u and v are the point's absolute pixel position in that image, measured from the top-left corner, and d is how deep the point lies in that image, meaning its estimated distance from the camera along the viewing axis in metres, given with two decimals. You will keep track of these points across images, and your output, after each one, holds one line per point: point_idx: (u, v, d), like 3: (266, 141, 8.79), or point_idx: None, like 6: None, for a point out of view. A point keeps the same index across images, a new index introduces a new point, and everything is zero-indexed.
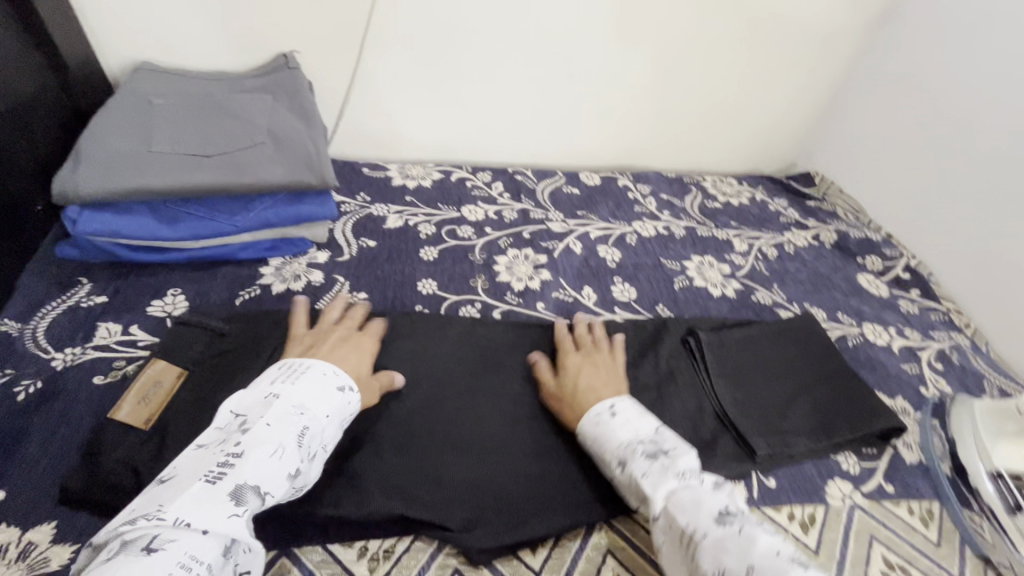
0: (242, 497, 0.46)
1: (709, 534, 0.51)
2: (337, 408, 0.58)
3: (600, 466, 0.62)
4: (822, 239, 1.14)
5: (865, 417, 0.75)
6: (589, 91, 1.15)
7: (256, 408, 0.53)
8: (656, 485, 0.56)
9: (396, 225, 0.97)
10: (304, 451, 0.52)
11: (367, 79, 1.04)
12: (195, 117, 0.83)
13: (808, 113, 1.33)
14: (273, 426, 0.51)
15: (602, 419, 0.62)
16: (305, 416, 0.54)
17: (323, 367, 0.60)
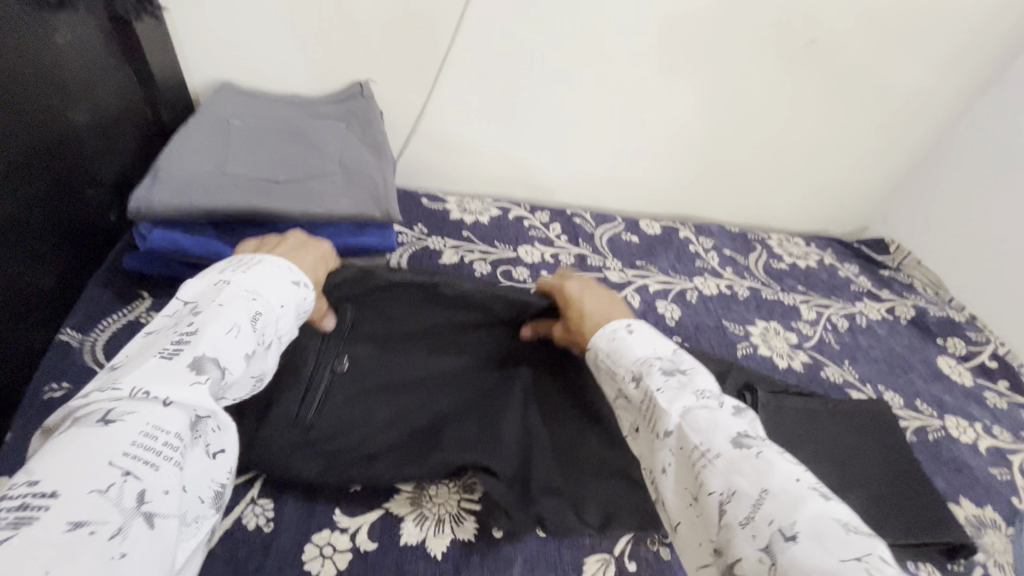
0: (205, 368, 0.42)
1: (722, 455, 0.45)
2: (293, 300, 0.53)
3: (610, 381, 0.56)
4: (897, 313, 1.06)
5: (928, 529, 0.67)
6: (659, 139, 1.13)
7: (207, 293, 0.48)
8: (673, 400, 0.50)
9: (452, 261, 0.96)
10: (260, 335, 0.48)
11: (438, 112, 1.04)
12: (270, 141, 0.83)
13: (886, 178, 1.27)
14: (226, 306, 0.46)
15: (617, 337, 0.58)
16: (258, 303, 0.49)
17: (277, 266, 0.54)
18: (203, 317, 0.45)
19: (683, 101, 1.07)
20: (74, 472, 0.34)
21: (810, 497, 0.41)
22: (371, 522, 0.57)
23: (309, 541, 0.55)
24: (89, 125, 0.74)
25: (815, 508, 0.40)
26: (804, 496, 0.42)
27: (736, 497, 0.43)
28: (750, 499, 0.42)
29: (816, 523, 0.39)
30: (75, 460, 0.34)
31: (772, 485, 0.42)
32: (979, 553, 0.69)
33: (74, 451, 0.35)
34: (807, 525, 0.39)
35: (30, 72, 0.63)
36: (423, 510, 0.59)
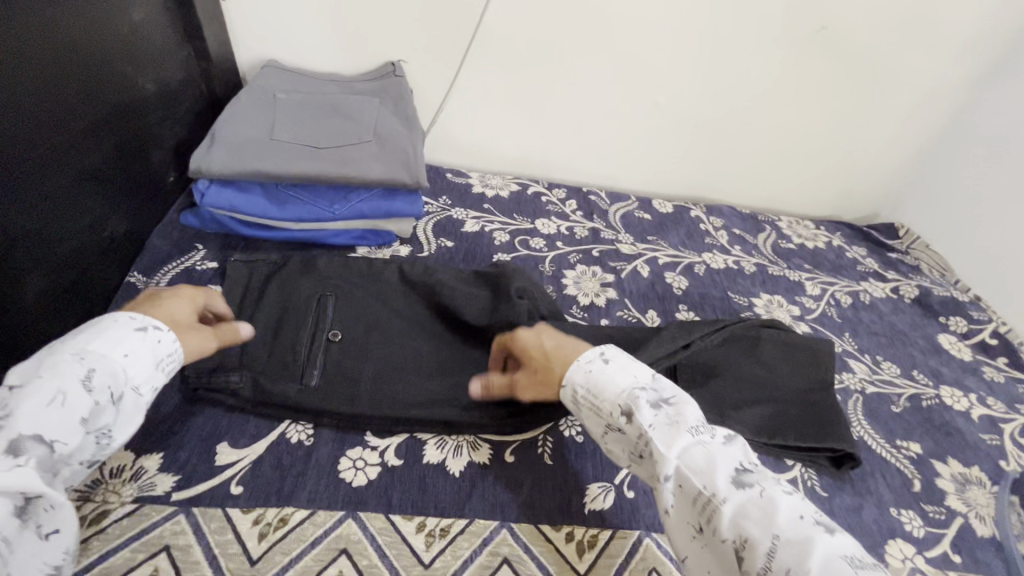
0: (21, 449, 0.43)
1: (729, 500, 0.48)
2: (143, 346, 0.54)
3: (596, 416, 0.59)
4: (901, 292, 1.10)
5: (820, 437, 0.72)
6: (674, 122, 1.18)
7: (24, 369, 0.48)
8: (668, 441, 0.52)
9: (473, 229, 1.03)
10: (99, 392, 0.49)
11: (463, 92, 1.11)
12: (312, 113, 0.91)
13: (898, 165, 1.30)
14: (45, 376, 0.47)
15: (594, 369, 0.60)
16: (87, 359, 0.50)
17: (121, 316, 0.55)
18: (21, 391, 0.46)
19: (699, 87, 1.12)
20: None
21: (815, 533, 0.45)
22: (397, 444, 0.64)
23: (342, 456, 0.62)
24: (155, 92, 0.82)
25: (822, 548, 0.44)
26: (809, 534, 0.45)
27: (748, 545, 0.46)
28: (763, 547, 0.45)
29: (825, 564, 0.43)
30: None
31: (781, 530, 0.45)
32: (962, 505, 0.73)
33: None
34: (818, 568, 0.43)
35: (105, 47, 0.71)
36: (443, 437, 0.66)
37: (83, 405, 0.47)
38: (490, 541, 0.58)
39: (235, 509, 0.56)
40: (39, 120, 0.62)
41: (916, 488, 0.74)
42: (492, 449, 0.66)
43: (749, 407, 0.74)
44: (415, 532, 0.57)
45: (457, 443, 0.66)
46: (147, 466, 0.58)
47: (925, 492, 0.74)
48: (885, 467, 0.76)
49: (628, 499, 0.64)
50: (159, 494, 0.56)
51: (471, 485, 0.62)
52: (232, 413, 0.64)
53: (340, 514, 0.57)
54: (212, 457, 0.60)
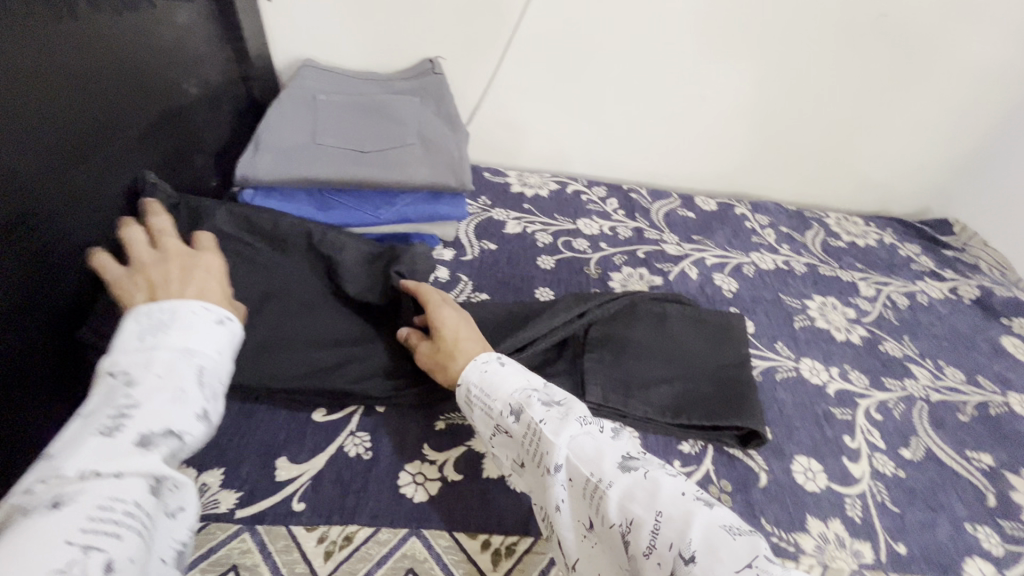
0: (153, 440, 0.42)
1: (614, 484, 0.48)
2: (228, 341, 0.51)
3: (489, 419, 0.58)
4: (960, 292, 1.05)
5: (721, 413, 0.70)
6: (719, 116, 1.14)
7: (131, 356, 0.46)
8: (557, 431, 0.52)
9: (515, 231, 1.00)
10: (206, 388, 0.47)
11: (502, 89, 1.08)
12: (353, 114, 0.90)
13: (951, 157, 1.24)
14: (163, 373, 0.45)
15: (489, 369, 0.60)
16: (194, 356, 0.47)
17: (194, 305, 0.51)
18: (138, 387, 0.44)
19: (747, 80, 1.08)
20: (29, 558, 0.34)
21: (695, 508, 0.45)
22: (456, 457, 0.63)
23: (402, 470, 0.61)
24: (198, 96, 0.81)
25: (702, 518, 0.44)
26: (690, 508, 0.45)
27: (634, 525, 0.45)
28: (648, 527, 0.45)
29: (706, 536, 0.43)
30: (27, 553, 0.34)
31: (662, 506, 0.46)
32: None
33: (30, 539, 0.35)
34: (700, 541, 0.43)
35: (142, 47, 0.68)
36: None
37: (198, 400, 0.46)
38: (558, 560, 0.56)
39: (299, 526, 0.55)
40: (81, 135, 0.60)
41: (990, 503, 0.71)
42: None
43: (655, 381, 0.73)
44: (480, 551, 0.56)
45: None
46: (209, 482, 0.58)
47: (1000, 507, 0.70)
48: (956, 480, 0.73)
49: None
50: (223, 512, 0.55)
51: (533, 502, 0.60)
52: (289, 426, 0.64)
53: (404, 532, 0.56)
54: (273, 472, 0.59)
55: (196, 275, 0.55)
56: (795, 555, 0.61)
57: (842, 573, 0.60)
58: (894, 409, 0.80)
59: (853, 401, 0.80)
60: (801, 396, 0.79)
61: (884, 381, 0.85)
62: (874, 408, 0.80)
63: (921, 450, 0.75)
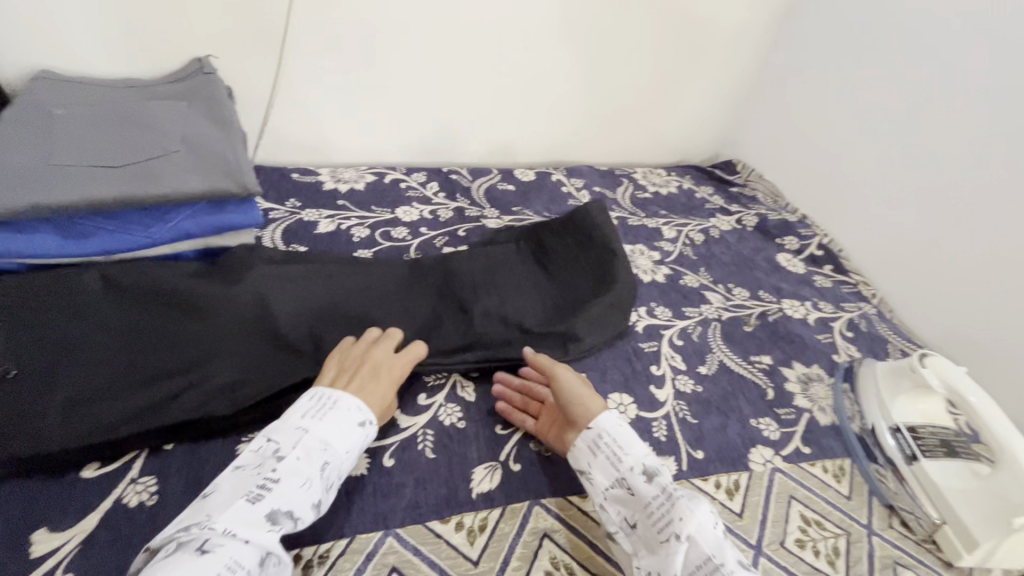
0: (277, 518, 0.48)
1: (735, 572, 0.50)
2: (360, 442, 0.57)
3: (610, 464, 0.60)
4: (744, 222, 1.21)
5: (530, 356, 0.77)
6: (521, 89, 1.18)
7: (288, 437, 0.53)
8: (694, 505, 0.55)
9: (328, 229, 0.96)
10: (329, 481, 0.53)
11: (291, 84, 1.02)
12: (102, 127, 0.79)
13: (725, 106, 1.42)
14: (303, 459, 0.52)
15: (623, 424, 0.63)
16: (328, 450, 0.53)
17: (351, 402, 0.58)
18: (283, 464, 0.51)
19: (536, 49, 1.13)
20: None
21: None
22: None
23: None
24: None
25: None
26: None
27: None
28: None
29: None
30: None
31: None
32: (807, 402, 0.83)
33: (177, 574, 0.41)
34: None
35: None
36: None
37: (317, 491, 0.51)
38: (375, 554, 0.55)
39: None
40: None
41: (770, 397, 0.82)
42: (370, 457, 0.63)
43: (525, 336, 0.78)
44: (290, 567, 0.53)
45: None
46: None
47: (777, 398, 0.82)
48: (743, 383, 0.84)
49: (515, 473, 0.65)
50: None
51: (349, 502, 0.59)
52: (52, 493, 0.55)
53: None
54: (27, 548, 0.51)
55: (375, 380, 0.62)
56: None
57: None
58: (693, 333, 0.90)
59: (659, 334, 0.89)
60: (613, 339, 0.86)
61: (684, 310, 0.95)
62: (676, 336, 0.89)
63: (714, 364, 0.85)
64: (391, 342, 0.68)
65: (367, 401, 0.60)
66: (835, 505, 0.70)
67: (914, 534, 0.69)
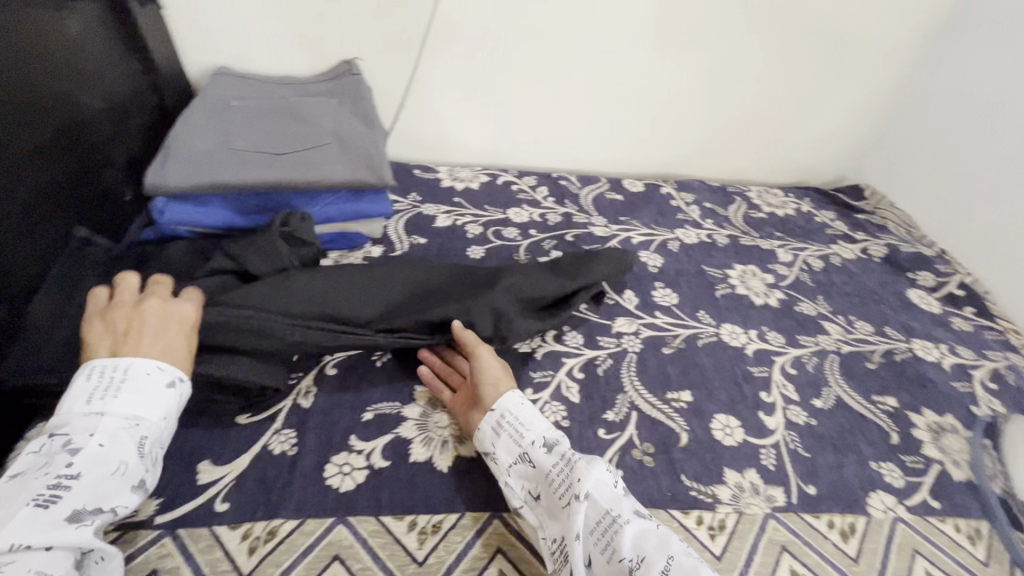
0: (81, 516, 0.47)
1: (630, 522, 0.54)
2: (174, 404, 0.57)
3: (510, 439, 0.61)
4: (870, 252, 1.12)
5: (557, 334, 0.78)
6: (639, 100, 1.18)
7: (80, 424, 0.51)
8: (589, 467, 0.57)
9: (445, 224, 1.02)
10: (145, 456, 0.53)
11: (423, 87, 1.10)
12: (268, 118, 0.89)
13: (855, 126, 1.33)
14: (105, 445, 0.51)
15: (525, 402, 0.64)
16: (139, 425, 0.53)
17: (147, 365, 0.56)
18: (80, 457, 0.49)
19: (659, 63, 1.13)
20: None
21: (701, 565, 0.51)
22: (384, 445, 0.64)
23: (328, 462, 0.62)
24: (101, 110, 0.79)
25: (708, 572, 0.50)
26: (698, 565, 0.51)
27: (645, 562, 0.51)
28: (659, 565, 0.50)
29: None
30: None
31: (674, 552, 0.51)
32: (938, 453, 0.75)
33: None
34: None
35: (24, 66, 0.65)
36: (430, 434, 0.66)
37: (134, 472, 0.52)
38: (482, 533, 0.58)
39: (223, 526, 0.55)
40: None
41: (894, 441, 0.76)
42: None
43: (520, 316, 0.76)
44: (406, 531, 0.57)
45: (443, 439, 0.66)
46: None
47: (903, 444, 0.76)
48: (863, 423, 0.78)
49: None
50: (142, 519, 0.55)
51: (460, 479, 0.62)
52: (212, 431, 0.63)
53: (330, 521, 0.57)
54: (194, 475, 0.59)
55: (166, 334, 0.59)
56: (712, 505, 0.64)
57: (756, 517, 0.64)
58: (807, 363, 0.85)
59: (770, 359, 0.85)
60: (721, 359, 0.83)
61: (798, 338, 0.90)
62: (788, 364, 0.85)
63: (831, 398, 0.80)
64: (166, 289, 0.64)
65: (166, 358, 0.58)
66: (969, 569, 0.63)
67: None
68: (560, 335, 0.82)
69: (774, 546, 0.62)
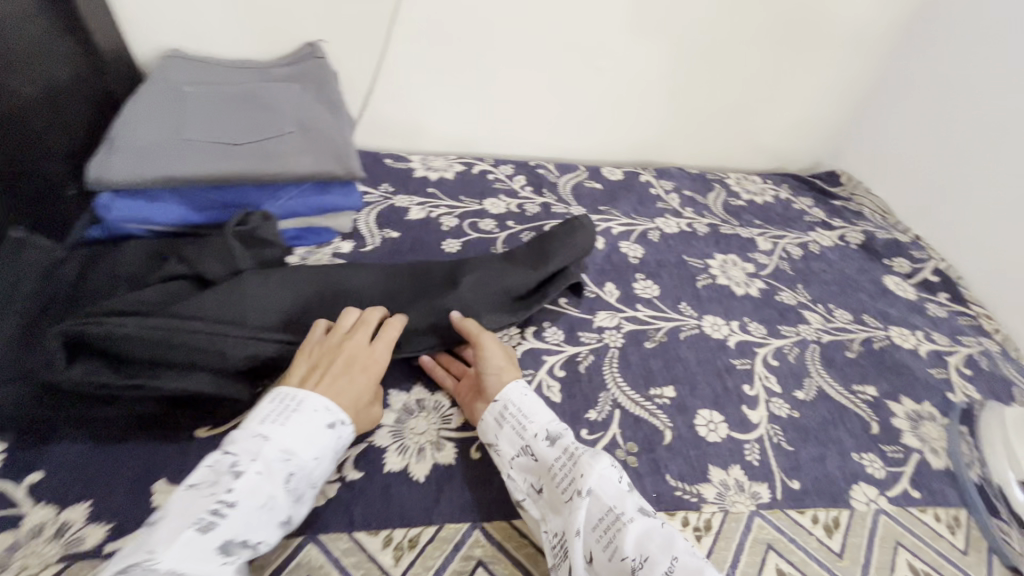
0: (231, 550, 0.46)
1: (634, 520, 0.51)
2: (328, 446, 0.55)
3: (513, 432, 0.60)
4: (848, 239, 1.12)
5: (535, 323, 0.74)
6: (618, 85, 1.15)
7: (246, 449, 0.50)
8: (593, 462, 0.55)
9: (419, 216, 0.97)
10: (292, 493, 0.51)
11: (392, 72, 1.04)
12: (225, 105, 0.83)
13: (831, 112, 1.33)
14: (262, 476, 0.49)
15: (528, 394, 0.63)
16: (291, 461, 0.51)
17: (318, 402, 0.56)
18: (241, 482, 0.48)
19: (637, 46, 1.10)
20: None
21: (707, 567, 0.48)
22: (356, 456, 0.61)
23: None
24: (34, 94, 0.71)
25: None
26: (704, 568, 0.48)
27: (649, 563, 0.48)
28: (662, 567, 0.48)
29: None
30: None
31: (680, 555, 0.49)
32: (917, 442, 0.76)
33: None
34: None
35: None
36: (406, 442, 0.63)
37: (281, 510, 0.50)
38: (462, 545, 0.55)
39: None
40: None
41: (874, 431, 0.76)
42: (457, 448, 0.63)
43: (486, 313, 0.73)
44: (382, 548, 0.54)
45: (419, 447, 0.62)
46: (71, 518, 0.52)
47: (883, 433, 0.76)
48: (845, 413, 0.78)
49: None
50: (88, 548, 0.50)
51: (437, 490, 0.59)
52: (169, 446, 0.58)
53: (300, 540, 0.53)
54: (149, 495, 0.54)
55: (346, 376, 0.59)
56: (697, 505, 0.63)
57: (741, 516, 0.63)
58: (789, 354, 0.85)
59: (752, 351, 0.84)
60: (703, 352, 0.82)
61: (780, 329, 0.89)
62: (770, 355, 0.84)
63: (813, 389, 0.80)
64: (364, 332, 0.64)
65: (337, 399, 0.57)
66: (950, 559, 0.63)
67: None
68: (540, 331, 0.79)
69: (759, 545, 0.61)
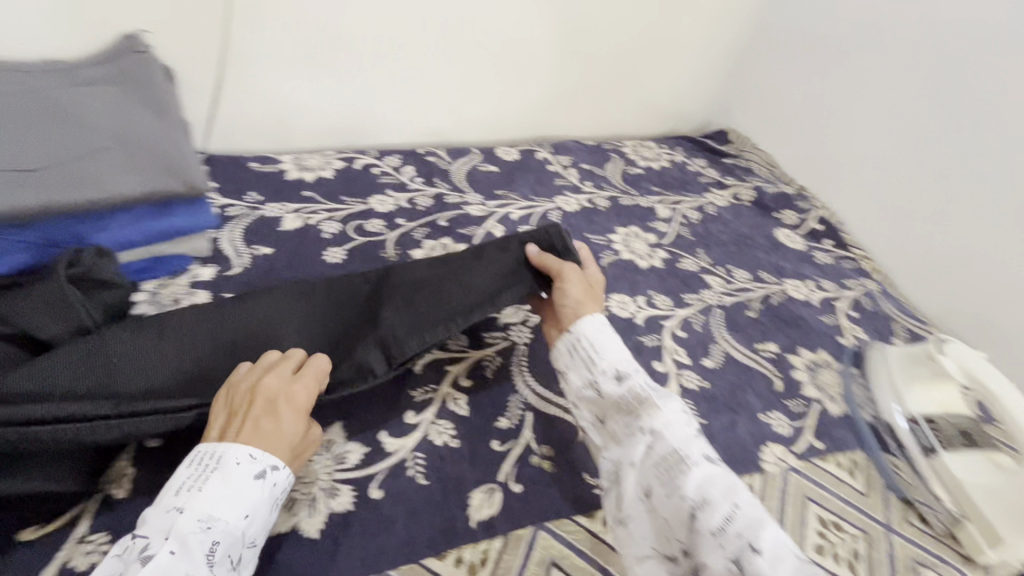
0: None
1: (699, 465, 0.51)
2: (262, 498, 0.47)
3: (577, 367, 0.62)
4: (740, 197, 1.15)
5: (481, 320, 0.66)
6: (501, 59, 1.10)
7: (156, 526, 0.44)
8: (666, 404, 0.56)
9: (294, 226, 0.87)
10: (221, 564, 0.44)
11: (242, 62, 0.91)
12: (14, 120, 0.67)
13: (713, 71, 1.35)
14: (175, 554, 0.42)
15: (601, 330, 0.63)
16: (212, 528, 0.44)
17: (241, 452, 0.47)
18: (149, 567, 0.41)
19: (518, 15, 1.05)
20: None
21: (767, 525, 0.48)
22: None
23: None
24: None
25: (775, 536, 0.47)
26: (764, 522, 0.48)
27: (706, 506, 0.49)
28: (722, 511, 0.48)
29: (774, 545, 0.46)
30: None
31: (742, 504, 0.49)
32: (817, 392, 0.79)
33: None
34: (768, 545, 0.46)
35: None
36: (293, 496, 0.55)
37: None
38: None
39: None
40: None
41: (778, 388, 0.78)
42: (355, 490, 0.56)
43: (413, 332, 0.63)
44: None
45: (310, 498, 0.55)
46: None
47: (786, 388, 0.78)
48: (750, 375, 0.79)
49: (516, 495, 0.59)
50: None
51: (333, 546, 0.52)
52: None
53: None
54: None
55: (269, 416, 0.51)
56: None
57: None
58: (695, 323, 0.85)
59: (660, 326, 0.83)
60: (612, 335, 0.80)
61: (685, 298, 0.89)
62: (678, 327, 0.83)
63: (719, 355, 0.81)
64: (291, 364, 0.55)
65: (263, 445, 0.49)
66: (853, 504, 0.66)
67: (932, 529, 0.66)
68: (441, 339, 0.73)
69: None
